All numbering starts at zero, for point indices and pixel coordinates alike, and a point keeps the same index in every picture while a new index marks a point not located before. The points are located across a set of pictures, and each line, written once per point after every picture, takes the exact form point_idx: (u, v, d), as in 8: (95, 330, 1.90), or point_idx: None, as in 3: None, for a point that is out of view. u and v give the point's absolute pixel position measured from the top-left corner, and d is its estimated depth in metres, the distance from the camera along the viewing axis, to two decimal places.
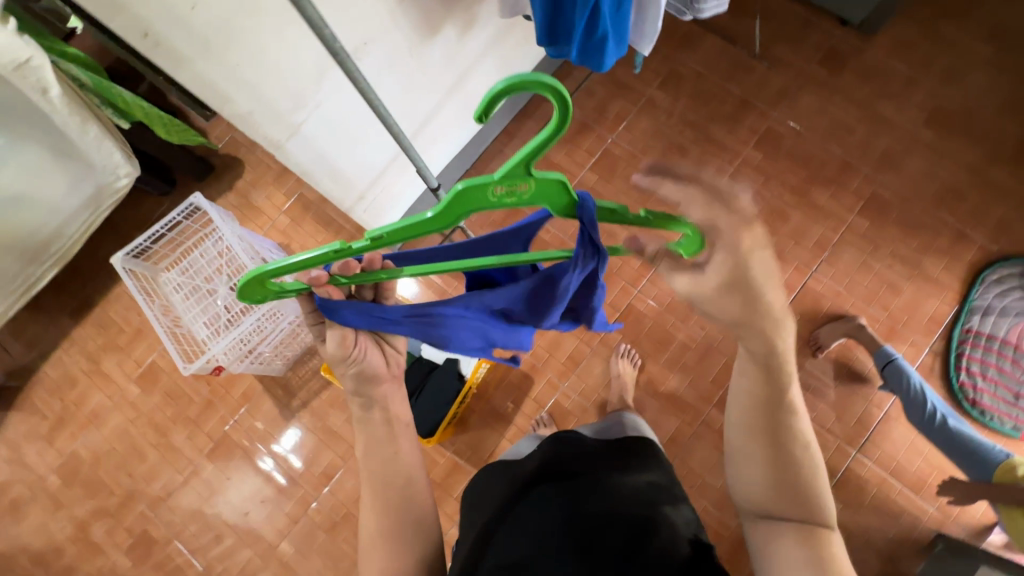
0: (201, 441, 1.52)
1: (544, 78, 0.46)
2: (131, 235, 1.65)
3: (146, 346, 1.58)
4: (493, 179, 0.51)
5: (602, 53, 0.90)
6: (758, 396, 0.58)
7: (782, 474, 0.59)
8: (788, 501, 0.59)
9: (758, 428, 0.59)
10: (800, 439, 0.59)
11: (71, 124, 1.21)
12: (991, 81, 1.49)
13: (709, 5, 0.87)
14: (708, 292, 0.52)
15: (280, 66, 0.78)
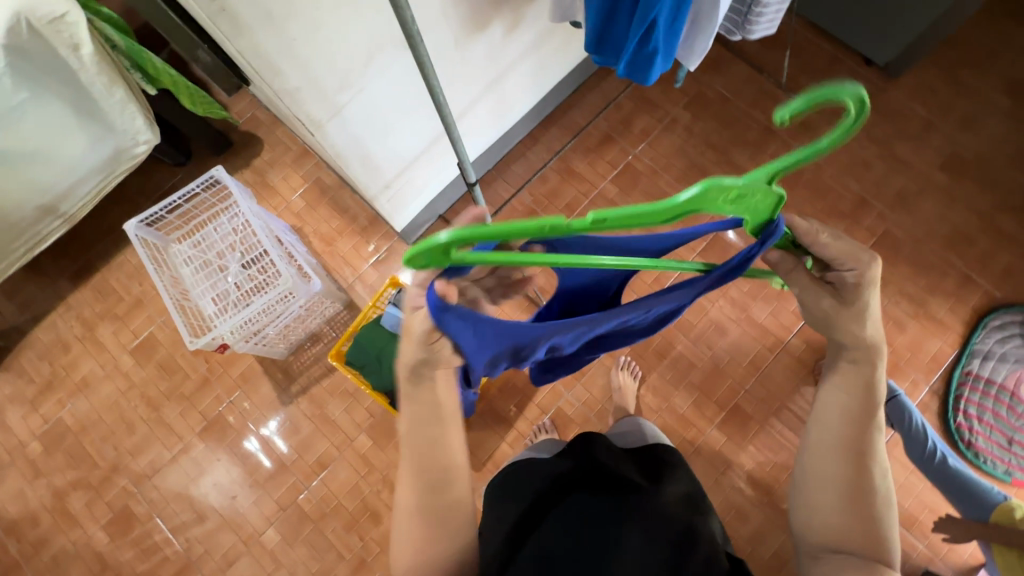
0: (193, 419, 1.48)
1: (858, 97, 0.44)
2: (141, 204, 1.62)
3: (145, 317, 1.55)
4: (748, 180, 0.46)
5: (649, 67, 0.88)
6: (847, 422, 0.65)
7: (861, 500, 0.64)
8: (860, 529, 0.64)
9: (836, 453, 0.66)
10: (878, 462, 0.65)
11: (97, 85, 1.20)
12: (1006, 133, 1.53)
13: (761, 27, 0.89)
14: (828, 311, 0.62)
15: (334, 41, 0.77)
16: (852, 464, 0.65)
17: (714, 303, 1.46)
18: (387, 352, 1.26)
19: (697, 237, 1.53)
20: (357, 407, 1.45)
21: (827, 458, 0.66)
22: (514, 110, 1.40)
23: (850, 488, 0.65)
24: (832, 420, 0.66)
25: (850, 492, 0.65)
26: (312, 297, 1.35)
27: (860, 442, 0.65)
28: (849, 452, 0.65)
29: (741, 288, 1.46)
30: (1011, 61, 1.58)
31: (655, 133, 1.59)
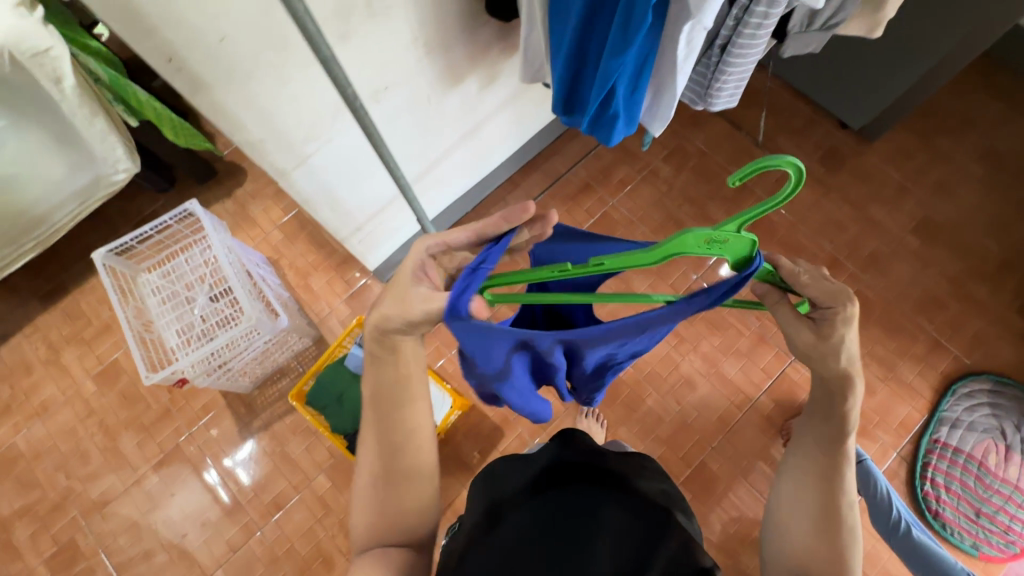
0: (150, 450, 1.45)
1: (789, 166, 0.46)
2: (119, 228, 1.62)
3: (111, 343, 1.53)
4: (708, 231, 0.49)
5: (611, 127, 0.89)
6: (815, 457, 0.70)
7: (826, 530, 0.69)
8: (824, 555, 0.68)
9: (807, 482, 0.71)
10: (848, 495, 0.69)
11: (78, 116, 1.19)
12: (982, 199, 1.54)
13: (720, 101, 0.90)
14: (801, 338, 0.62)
15: (299, 100, 0.78)
16: (818, 496, 0.70)
17: (683, 356, 1.45)
18: (348, 393, 1.25)
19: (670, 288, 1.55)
20: (318, 446, 1.42)
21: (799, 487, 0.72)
22: (493, 157, 1.42)
23: (816, 517, 0.70)
24: (802, 455, 0.72)
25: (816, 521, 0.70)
26: (278, 333, 1.34)
27: (827, 475, 0.70)
28: (818, 483, 0.70)
29: (712, 343, 1.46)
30: (988, 128, 1.59)
31: (634, 184, 1.61)
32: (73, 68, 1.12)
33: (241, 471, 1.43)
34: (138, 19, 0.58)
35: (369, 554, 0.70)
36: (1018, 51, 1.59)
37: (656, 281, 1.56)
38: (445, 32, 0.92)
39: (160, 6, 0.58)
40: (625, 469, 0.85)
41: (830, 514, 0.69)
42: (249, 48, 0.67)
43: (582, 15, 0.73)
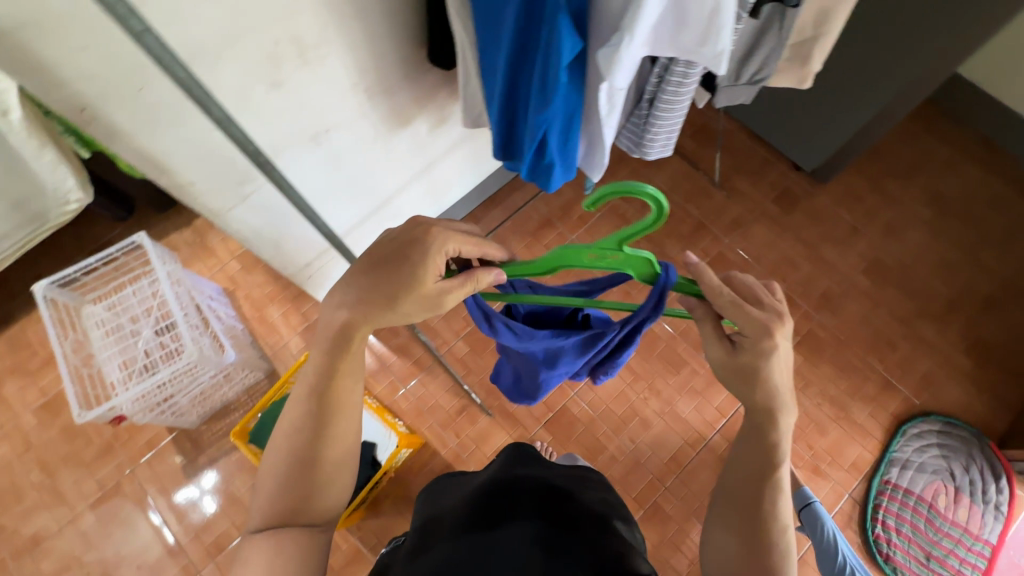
0: (89, 487, 1.40)
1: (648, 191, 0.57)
2: (73, 256, 1.60)
3: (56, 374, 1.49)
4: (589, 249, 0.62)
5: (548, 174, 0.88)
6: (748, 468, 0.67)
7: (756, 555, 0.65)
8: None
9: (740, 497, 0.68)
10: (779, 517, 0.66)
11: (28, 146, 1.17)
12: (929, 241, 1.58)
13: (653, 151, 0.92)
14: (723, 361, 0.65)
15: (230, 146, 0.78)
16: (748, 510, 0.67)
17: (638, 394, 1.45)
18: None
19: None
20: None
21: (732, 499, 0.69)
22: (450, 193, 1.43)
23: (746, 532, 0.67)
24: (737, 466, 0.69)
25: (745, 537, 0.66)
26: (225, 368, 1.32)
27: (759, 488, 0.67)
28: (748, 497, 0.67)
29: (667, 380, 1.47)
30: (934, 173, 1.64)
31: (594, 220, 1.63)
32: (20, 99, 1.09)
33: (206, 501, 1.39)
34: (45, 73, 0.58)
35: (274, 536, 0.72)
36: (960, 101, 1.66)
37: None
38: (386, 78, 0.94)
39: (70, 63, 0.58)
40: (570, 484, 0.85)
41: (759, 531, 0.66)
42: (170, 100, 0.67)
43: (508, 70, 0.73)
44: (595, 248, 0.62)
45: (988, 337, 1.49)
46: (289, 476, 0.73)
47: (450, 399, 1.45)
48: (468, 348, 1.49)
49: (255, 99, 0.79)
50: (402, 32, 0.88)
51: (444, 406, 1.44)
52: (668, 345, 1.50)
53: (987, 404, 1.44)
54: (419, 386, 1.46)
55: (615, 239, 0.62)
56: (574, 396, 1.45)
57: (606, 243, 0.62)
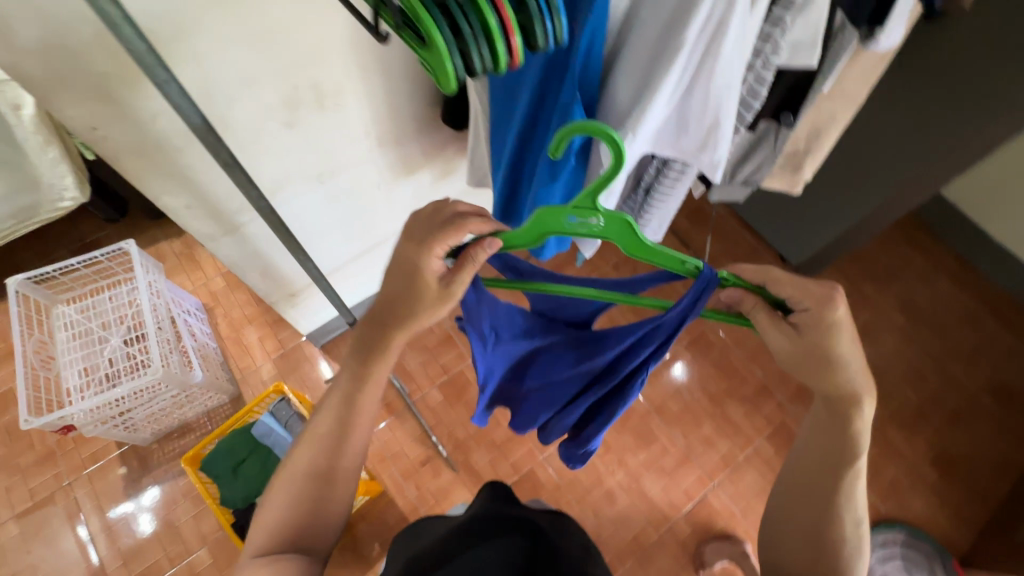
0: (19, 496, 1.32)
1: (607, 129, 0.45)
2: (55, 251, 1.57)
3: (9, 370, 1.43)
4: (567, 207, 0.55)
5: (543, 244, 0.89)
6: (816, 475, 0.64)
7: (819, 547, 0.65)
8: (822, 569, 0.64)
9: (805, 488, 0.65)
10: (851, 508, 0.64)
11: (31, 142, 1.20)
12: (902, 347, 1.62)
13: (647, 232, 0.94)
14: (784, 345, 0.57)
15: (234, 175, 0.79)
16: (815, 517, 0.65)
17: (606, 466, 1.43)
18: (248, 462, 1.20)
19: None
20: (207, 516, 1.31)
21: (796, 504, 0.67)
22: None
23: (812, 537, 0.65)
24: (799, 468, 0.66)
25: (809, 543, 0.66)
26: (189, 388, 1.28)
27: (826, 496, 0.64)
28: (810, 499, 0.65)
29: (637, 455, 1.45)
30: (911, 282, 1.71)
31: None
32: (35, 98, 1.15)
33: (144, 518, 1.31)
34: (67, 94, 0.59)
35: (274, 560, 0.64)
36: (938, 218, 1.75)
37: None
38: (399, 130, 0.97)
39: (91, 86, 0.60)
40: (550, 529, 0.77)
41: (825, 537, 0.64)
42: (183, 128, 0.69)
43: (516, 143, 0.75)
44: (574, 207, 0.55)
45: (953, 451, 1.51)
46: (303, 495, 0.69)
47: (415, 449, 1.41)
48: (442, 397, 1.48)
49: (266, 137, 0.81)
50: (418, 92, 0.92)
51: (408, 454, 1.40)
52: (642, 420, 1.49)
53: (950, 520, 1.43)
54: (386, 429, 1.43)
55: (589, 196, 0.53)
56: (542, 459, 1.43)
57: (583, 200, 0.54)
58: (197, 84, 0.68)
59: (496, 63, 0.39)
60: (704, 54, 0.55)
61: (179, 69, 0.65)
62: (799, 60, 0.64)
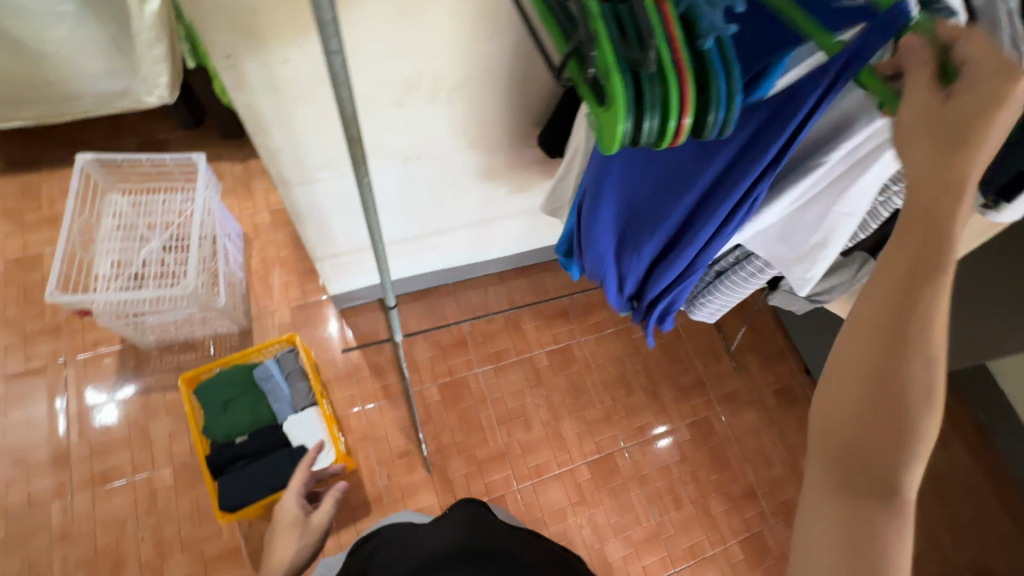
0: (15, 358, 1.34)
1: None
2: (124, 138, 1.61)
3: (46, 237, 1.45)
4: None
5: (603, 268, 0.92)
6: (868, 346, 0.49)
7: (884, 418, 0.48)
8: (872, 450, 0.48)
9: (867, 332, 0.50)
10: (921, 365, 0.48)
11: (143, 37, 1.23)
12: None
13: (700, 312, 0.93)
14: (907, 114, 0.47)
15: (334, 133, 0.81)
16: (874, 376, 0.49)
17: (576, 517, 1.41)
18: (239, 400, 1.20)
19: (594, 446, 1.49)
20: (182, 437, 1.31)
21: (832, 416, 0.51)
22: (493, 249, 1.46)
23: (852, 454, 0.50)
24: (838, 364, 0.52)
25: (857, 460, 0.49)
26: (207, 311, 1.29)
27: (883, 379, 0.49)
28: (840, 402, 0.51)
29: (608, 516, 1.42)
30: None
31: (606, 331, 1.65)
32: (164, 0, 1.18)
33: (108, 410, 1.32)
34: (217, 19, 0.60)
35: None
36: (972, 382, 1.72)
37: (584, 431, 1.50)
38: (494, 138, 0.97)
39: (242, 19, 0.61)
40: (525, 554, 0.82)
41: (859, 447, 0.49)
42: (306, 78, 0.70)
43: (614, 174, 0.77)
44: None
45: None
46: None
47: (397, 439, 1.40)
48: (439, 397, 1.47)
49: (374, 109, 0.82)
50: (525, 109, 0.92)
51: (389, 441, 1.40)
52: (623, 483, 1.46)
53: None
54: (377, 410, 1.42)
55: None
56: (515, 489, 1.41)
57: None
58: None
59: (662, 132, 0.43)
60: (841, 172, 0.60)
61: None
62: None
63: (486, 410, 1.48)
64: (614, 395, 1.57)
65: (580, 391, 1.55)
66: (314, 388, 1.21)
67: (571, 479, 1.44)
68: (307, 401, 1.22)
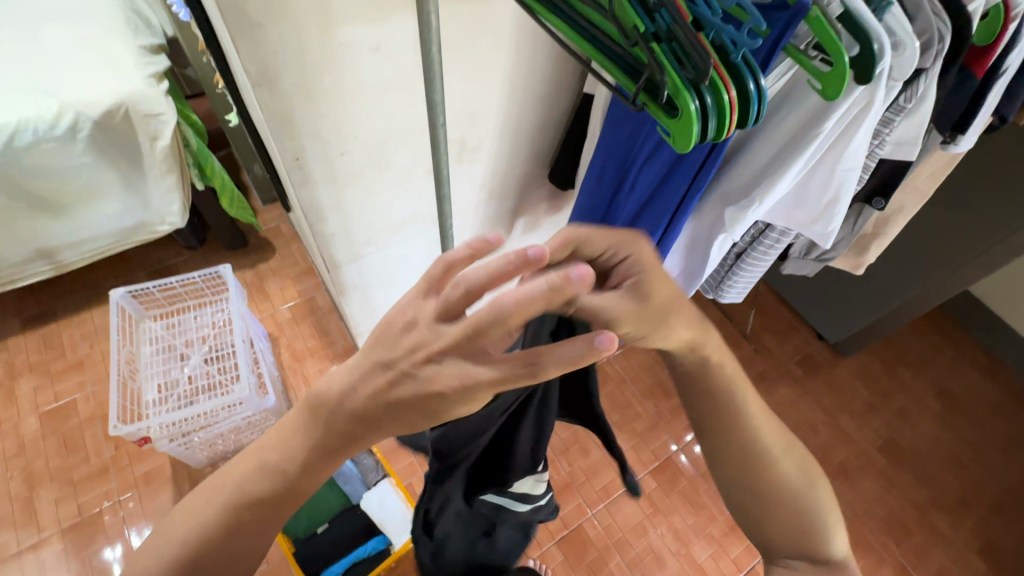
0: (67, 511, 1.30)
1: None
2: (134, 273, 1.66)
3: (76, 382, 1.47)
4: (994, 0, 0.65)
5: None
6: (774, 488, 0.61)
7: (782, 505, 0.61)
8: (801, 505, 0.62)
9: (770, 484, 0.61)
10: (784, 488, 0.61)
11: (156, 169, 1.34)
12: (938, 432, 1.66)
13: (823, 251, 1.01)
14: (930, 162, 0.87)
15: (390, 209, 0.91)
16: (785, 504, 0.61)
17: (656, 528, 1.41)
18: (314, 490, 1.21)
19: (651, 454, 1.51)
20: None
21: (762, 524, 0.63)
22: None
23: (752, 493, 0.62)
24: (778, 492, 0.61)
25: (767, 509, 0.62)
26: (260, 411, 1.29)
27: (732, 422, 0.60)
28: (745, 440, 0.60)
29: (686, 521, 1.42)
30: (941, 370, 1.78)
31: (629, 346, 1.69)
32: (172, 133, 1.31)
33: None
34: (307, 135, 0.71)
35: None
36: (964, 311, 1.85)
37: (639, 442, 1.52)
38: (515, 199, 1.10)
39: (337, 133, 0.73)
40: None
41: (809, 467, 0.63)
42: (358, 164, 0.79)
43: None
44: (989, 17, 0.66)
45: (998, 541, 1.50)
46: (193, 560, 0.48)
47: None
48: None
49: (413, 179, 0.88)
50: (535, 156, 1.02)
51: None
52: (690, 483, 1.47)
53: None
54: None
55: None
56: (591, 516, 1.41)
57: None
58: (409, 163, 0.84)
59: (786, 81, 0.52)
60: (837, 138, 0.68)
61: (392, 155, 0.81)
62: (820, 237, 0.81)
63: None
64: (655, 402, 1.59)
65: (623, 405, 1.58)
66: (382, 460, 1.25)
67: (640, 492, 1.45)
68: (377, 475, 1.24)
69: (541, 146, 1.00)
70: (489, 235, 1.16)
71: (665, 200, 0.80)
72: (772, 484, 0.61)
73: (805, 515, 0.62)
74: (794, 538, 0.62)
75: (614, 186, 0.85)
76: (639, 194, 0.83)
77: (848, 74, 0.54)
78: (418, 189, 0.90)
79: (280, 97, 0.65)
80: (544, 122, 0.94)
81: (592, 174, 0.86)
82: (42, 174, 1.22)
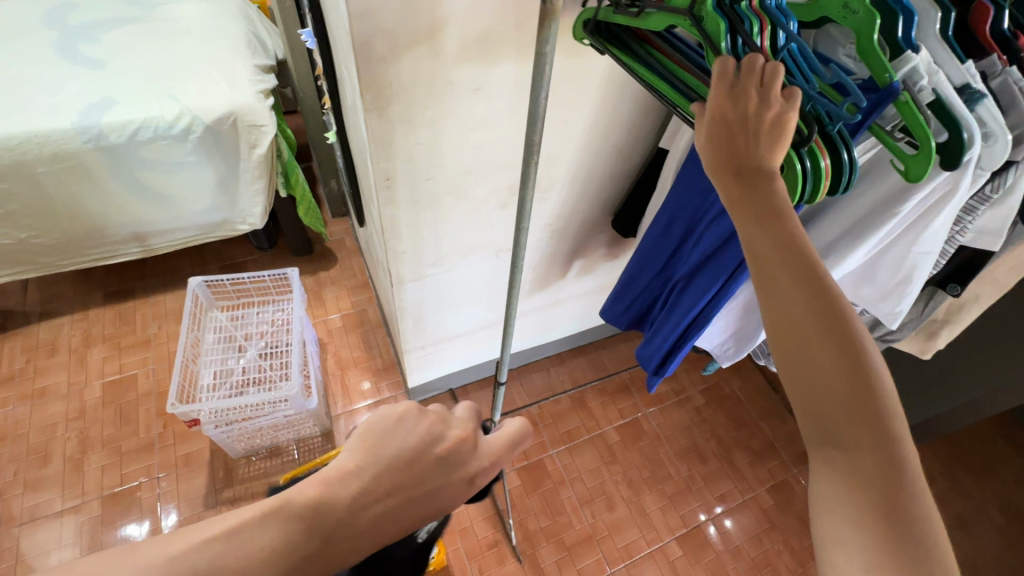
0: (110, 479, 1.36)
1: None
2: (208, 265, 1.79)
3: (140, 358, 1.57)
4: None
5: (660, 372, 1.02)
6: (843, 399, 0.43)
7: (852, 438, 0.42)
8: (876, 448, 0.41)
9: (845, 393, 0.43)
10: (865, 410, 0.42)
11: (248, 173, 1.46)
12: (1000, 549, 1.51)
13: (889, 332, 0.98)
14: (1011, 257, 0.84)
15: (459, 235, 0.96)
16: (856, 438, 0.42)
17: None
18: None
19: (679, 520, 1.45)
20: None
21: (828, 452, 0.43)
22: (554, 330, 1.52)
23: (826, 412, 0.43)
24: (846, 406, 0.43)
25: (848, 427, 0.42)
26: (301, 412, 1.33)
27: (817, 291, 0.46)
28: (823, 321, 0.45)
29: None
30: (1008, 481, 1.64)
31: (668, 404, 1.65)
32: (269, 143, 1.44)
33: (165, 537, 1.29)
34: (399, 159, 0.77)
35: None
36: None
37: (667, 505, 1.47)
38: (577, 241, 1.14)
39: (428, 160, 0.79)
40: None
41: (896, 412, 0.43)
42: (437, 189, 0.85)
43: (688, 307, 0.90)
44: None
45: None
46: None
47: (485, 528, 1.38)
48: (514, 484, 1.46)
49: (484, 210, 0.93)
50: (602, 202, 1.05)
51: (477, 534, 1.37)
52: (717, 558, 1.40)
53: None
54: None
55: None
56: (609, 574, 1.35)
57: None
58: (487, 195, 0.90)
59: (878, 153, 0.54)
60: (915, 220, 0.68)
61: (471, 184, 0.86)
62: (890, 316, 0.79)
63: (567, 492, 1.46)
64: (689, 465, 1.54)
65: (655, 463, 1.54)
66: None
67: (663, 558, 1.39)
68: None
69: (608, 194, 1.03)
70: (545, 272, 1.19)
71: (730, 260, 0.79)
72: (847, 391, 0.43)
73: (878, 462, 0.41)
74: (850, 488, 0.42)
75: (681, 238, 0.87)
76: (704, 250, 0.83)
77: (934, 158, 0.54)
78: (488, 219, 0.95)
79: (383, 128, 0.72)
80: (615, 172, 0.98)
81: (660, 224, 0.88)
82: (154, 166, 1.36)
